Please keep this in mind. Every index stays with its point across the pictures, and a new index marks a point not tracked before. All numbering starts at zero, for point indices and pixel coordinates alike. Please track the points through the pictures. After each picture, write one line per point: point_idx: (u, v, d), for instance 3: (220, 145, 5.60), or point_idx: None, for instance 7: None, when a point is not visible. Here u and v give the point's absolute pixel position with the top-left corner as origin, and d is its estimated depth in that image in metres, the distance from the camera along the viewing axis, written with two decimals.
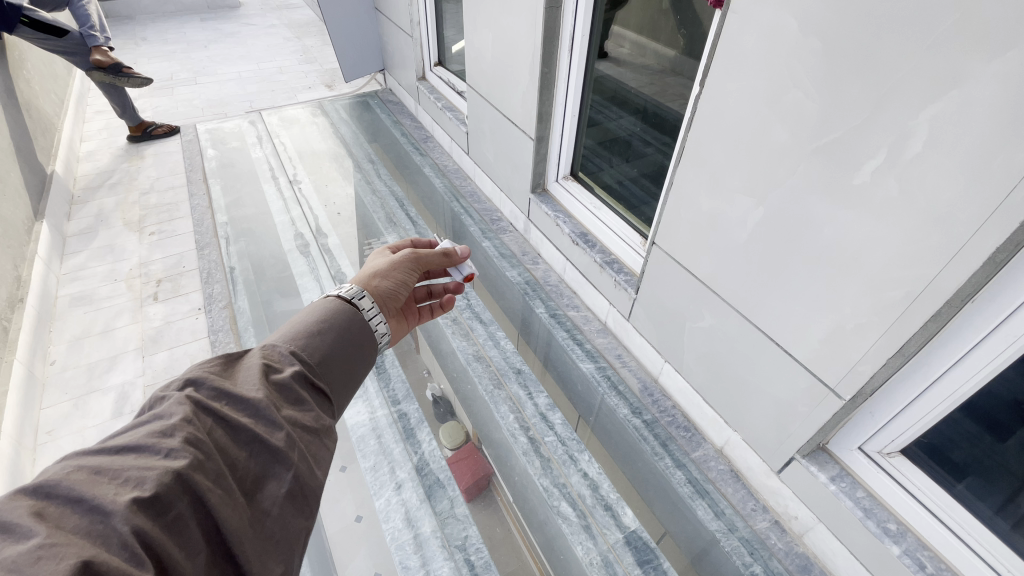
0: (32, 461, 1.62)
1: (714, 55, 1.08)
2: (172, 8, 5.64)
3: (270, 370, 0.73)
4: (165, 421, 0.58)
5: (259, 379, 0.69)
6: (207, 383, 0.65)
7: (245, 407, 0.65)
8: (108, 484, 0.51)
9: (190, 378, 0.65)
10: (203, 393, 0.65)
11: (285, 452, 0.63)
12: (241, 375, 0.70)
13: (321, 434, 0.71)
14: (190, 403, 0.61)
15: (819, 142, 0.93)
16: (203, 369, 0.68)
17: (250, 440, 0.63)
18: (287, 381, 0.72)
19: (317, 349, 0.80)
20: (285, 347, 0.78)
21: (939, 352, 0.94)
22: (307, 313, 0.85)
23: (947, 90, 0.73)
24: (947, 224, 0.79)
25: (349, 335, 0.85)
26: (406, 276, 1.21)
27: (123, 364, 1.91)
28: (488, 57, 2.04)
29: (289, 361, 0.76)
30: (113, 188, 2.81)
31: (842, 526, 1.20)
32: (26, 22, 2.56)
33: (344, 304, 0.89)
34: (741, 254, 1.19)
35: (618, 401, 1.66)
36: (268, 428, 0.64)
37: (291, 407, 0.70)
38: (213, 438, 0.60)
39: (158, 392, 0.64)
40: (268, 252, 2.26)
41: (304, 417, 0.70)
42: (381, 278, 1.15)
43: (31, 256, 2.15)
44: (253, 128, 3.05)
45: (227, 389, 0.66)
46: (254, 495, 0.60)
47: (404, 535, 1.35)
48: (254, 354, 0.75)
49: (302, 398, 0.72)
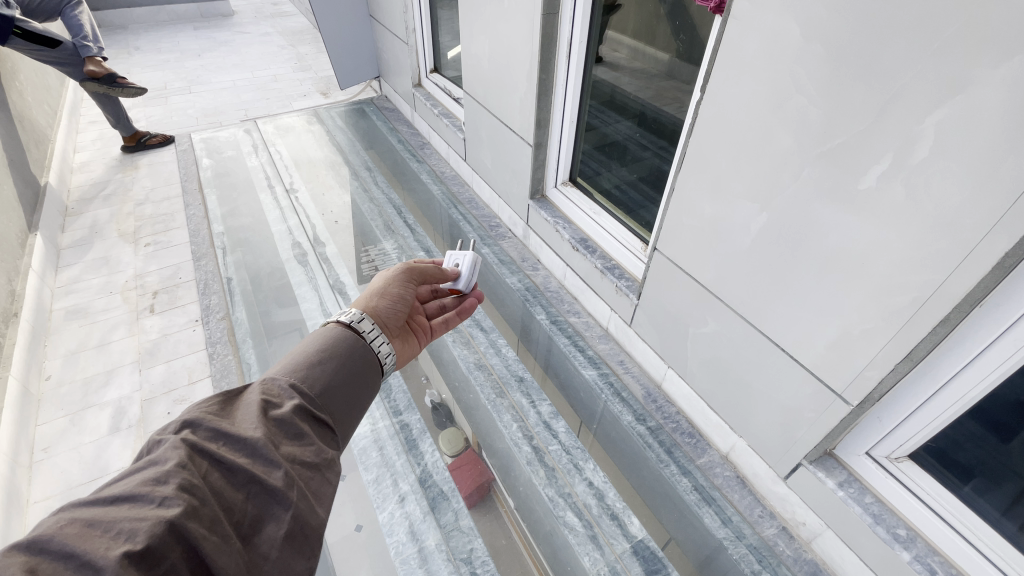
0: (28, 479, 1.58)
1: (715, 60, 1.08)
2: (164, 17, 5.62)
3: (269, 406, 0.71)
4: (160, 467, 0.56)
5: (258, 416, 0.67)
6: (205, 424, 0.63)
7: (243, 447, 0.63)
8: (100, 538, 0.49)
9: (187, 420, 0.63)
10: (200, 435, 0.63)
11: (283, 492, 0.61)
12: (240, 414, 0.68)
13: (323, 468, 0.69)
14: (186, 447, 0.60)
15: (823, 147, 0.93)
16: (201, 409, 0.66)
17: (246, 482, 0.61)
18: (287, 416, 0.70)
19: (318, 379, 0.79)
20: (284, 379, 0.76)
21: (947, 357, 0.94)
22: (308, 341, 0.84)
23: (953, 95, 0.73)
24: (955, 229, 0.79)
25: (350, 363, 0.84)
26: (401, 290, 1.18)
27: (119, 378, 1.88)
28: (486, 63, 2.03)
29: (290, 395, 0.74)
30: (108, 199, 2.78)
31: (852, 533, 1.18)
32: (18, 33, 2.51)
33: (344, 330, 0.88)
34: (745, 260, 1.18)
35: (622, 407, 1.65)
36: (265, 467, 0.62)
37: (290, 443, 0.68)
38: (209, 482, 0.59)
39: (155, 435, 0.62)
40: (266, 261, 2.24)
41: (304, 452, 0.68)
42: (379, 297, 1.14)
43: (25, 269, 2.12)
44: (248, 137, 3.04)
45: (225, 430, 0.64)
46: (251, 539, 0.58)
47: (408, 548, 1.32)
48: (253, 389, 0.73)
49: (301, 432, 0.70)
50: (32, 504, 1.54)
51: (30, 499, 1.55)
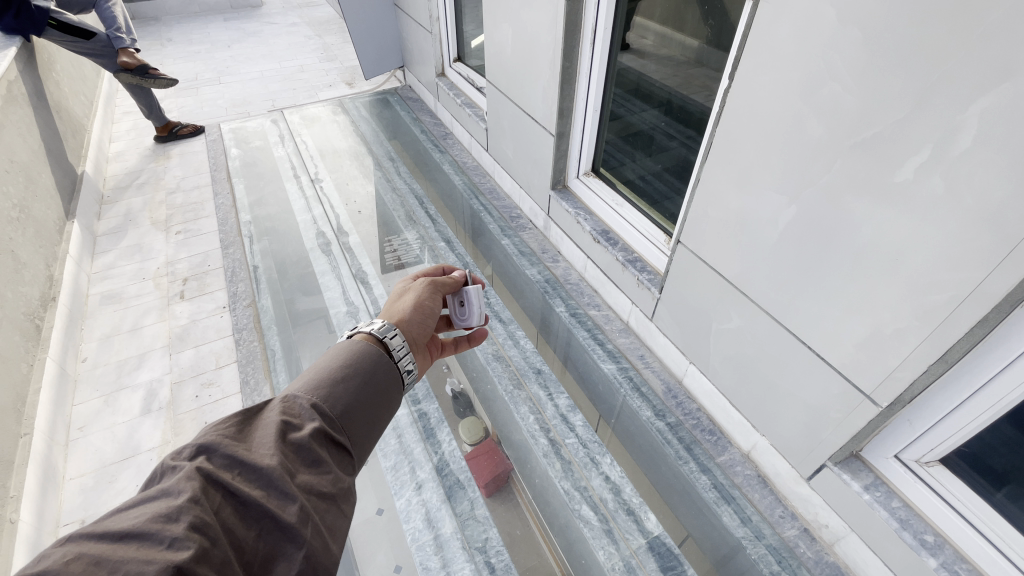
0: (64, 456, 1.67)
1: (745, 45, 1.03)
2: (196, 9, 5.73)
3: (288, 429, 0.66)
4: (172, 500, 0.53)
5: (276, 442, 0.62)
6: (221, 451, 0.59)
7: (258, 477, 0.59)
8: None
9: (202, 445, 0.59)
10: (216, 463, 0.59)
11: (297, 530, 0.57)
12: (258, 437, 0.64)
13: (338, 499, 0.64)
14: (200, 478, 0.56)
15: (858, 138, 0.88)
16: (218, 431, 0.61)
17: (259, 518, 0.57)
18: (305, 441, 0.65)
19: (340, 398, 0.73)
20: (306, 398, 0.70)
21: (986, 357, 0.89)
22: (330, 355, 0.78)
23: (1000, 82, 0.68)
24: (999, 224, 0.74)
25: (374, 380, 0.77)
26: (434, 309, 1.11)
27: (150, 361, 1.96)
28: (508, 51, 2.00)
29: (310, 416, 0.69)
30: (141, 188, 2.88)
31: (877, 538, 1.15)
32: (54, 25, 2.61)
33: (370, 345, 0.81)
34: (772, 254, 1.14)
35: (641, 403, 1.62)
36: (279, 502, 0.58)
37: (307, 471, 0.63)
38: (221, 518, 0.55)
39: (169, 459, 0.58)
40: (291, 250, 2.28)
41: (321, 482, 0.63)
42: (412, 311, 1.05)
43: (63, 256, 2.21)
44: (275, 127, 3.09)
45: (241, 458, 0.59)
46: None
47: (424, 535, 1.35)
48: (272, 406, 0.68)
49: (319, 459, 0.65)
50: (68, 480, 1.62)
51: (66, 476, 1.63)
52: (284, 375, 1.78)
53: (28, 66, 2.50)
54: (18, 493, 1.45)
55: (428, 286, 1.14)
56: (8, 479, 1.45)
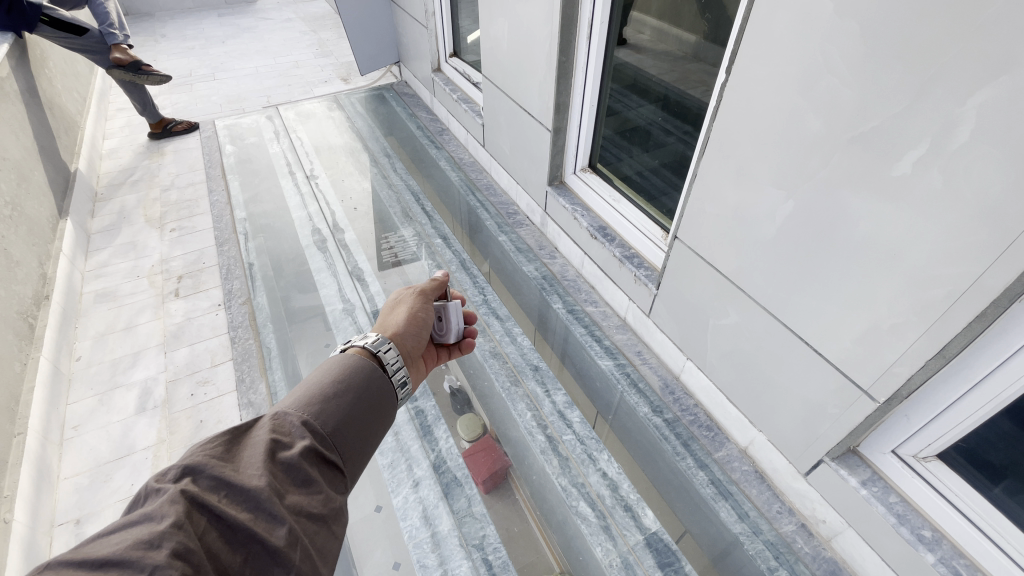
0: (58, 455, 1.66)
1: (742, 39, 1.02)
2: (190, 5, 5.68)
3: (278, 447, 0.65)
4: (155, 526, 0.52)
5: (264, 462, 0.62)
6: (207, 472, 0.58)
7: (246, 498, 0.58)
8: None
9: (188, 466, 0.58)
10: (201, 485, 0.58)
11: (285, 553, 0.56)
12: (246, 456, 0.63)
13: (329, 520, 0.64)
14: (185, 501, 0.55)
15: (855, 132, 0.87)
16: (203, 451, 0.61)
17: (245, 541, 0.56)
18: (295, 460, 0.64)
19: (332, 415, 0.72)
20: (296, 415, 0.70)
21: (985, 351, 0.88)
22: (322, 369, 0.78)
23: (998, 75, 0.68)
24: (996, 218, 0.74)
25: (365, 396, 0.77)
26: (427, 318, 1.10)
27: (145, 360, 1.94)
28: (504, 46, 1.99)
29: (300, 434, 0.68)
30: (135, 185, 2.86)
31: (875, 533, 1.15)
32: (46, 21, 2.58)
33: (362, 359, 0.81)
34: (769, 250, 1.14)
35: (638, 399, 1.62)
36: (268, 524, 0.57)
37: (297, 491, 0.63)
38: (205, 543, 0.54)
39: (154, 480, 0.57)
40: (286, 247, 2.27)
41: (310, 502, 0.63)
42: (404, 326, 1.05)
43: (56, 254, 2.19)
44: (270, 123, 3.07)
45: (228, 479, 0.59)
46: None
47: (421, 534, 1.35)
48: (262, 424, 0.68)
49: (309, 479, 0.64)
50: (62, 480, 1.62)
51: (61, 476, 1.62)
52: (280, 372, 1.78)
53: (19, 63, 2.47)
54: (12, 493, 1.43)
55: (418, 297, 1.12)
56: (2, 479, 1.44)
